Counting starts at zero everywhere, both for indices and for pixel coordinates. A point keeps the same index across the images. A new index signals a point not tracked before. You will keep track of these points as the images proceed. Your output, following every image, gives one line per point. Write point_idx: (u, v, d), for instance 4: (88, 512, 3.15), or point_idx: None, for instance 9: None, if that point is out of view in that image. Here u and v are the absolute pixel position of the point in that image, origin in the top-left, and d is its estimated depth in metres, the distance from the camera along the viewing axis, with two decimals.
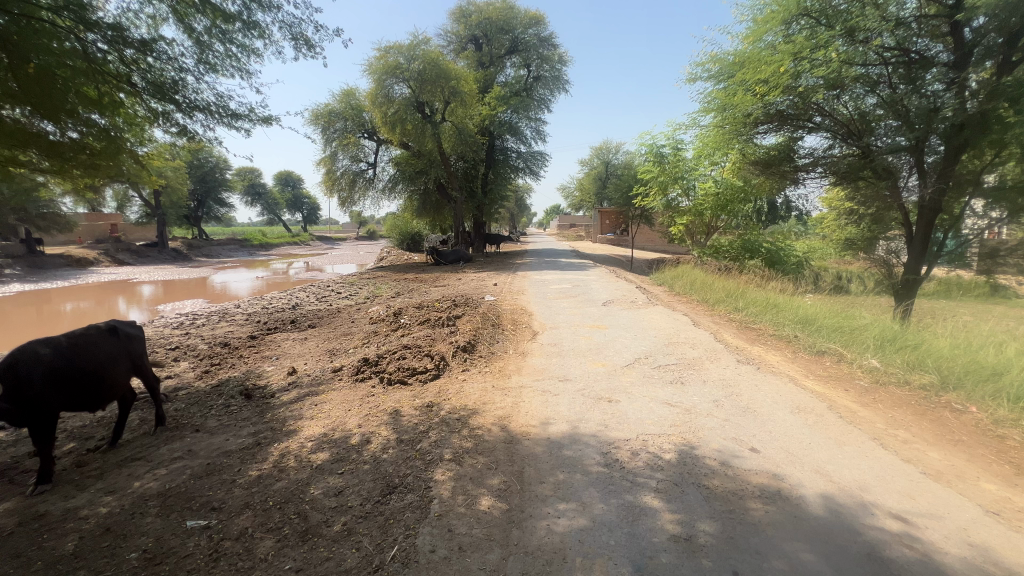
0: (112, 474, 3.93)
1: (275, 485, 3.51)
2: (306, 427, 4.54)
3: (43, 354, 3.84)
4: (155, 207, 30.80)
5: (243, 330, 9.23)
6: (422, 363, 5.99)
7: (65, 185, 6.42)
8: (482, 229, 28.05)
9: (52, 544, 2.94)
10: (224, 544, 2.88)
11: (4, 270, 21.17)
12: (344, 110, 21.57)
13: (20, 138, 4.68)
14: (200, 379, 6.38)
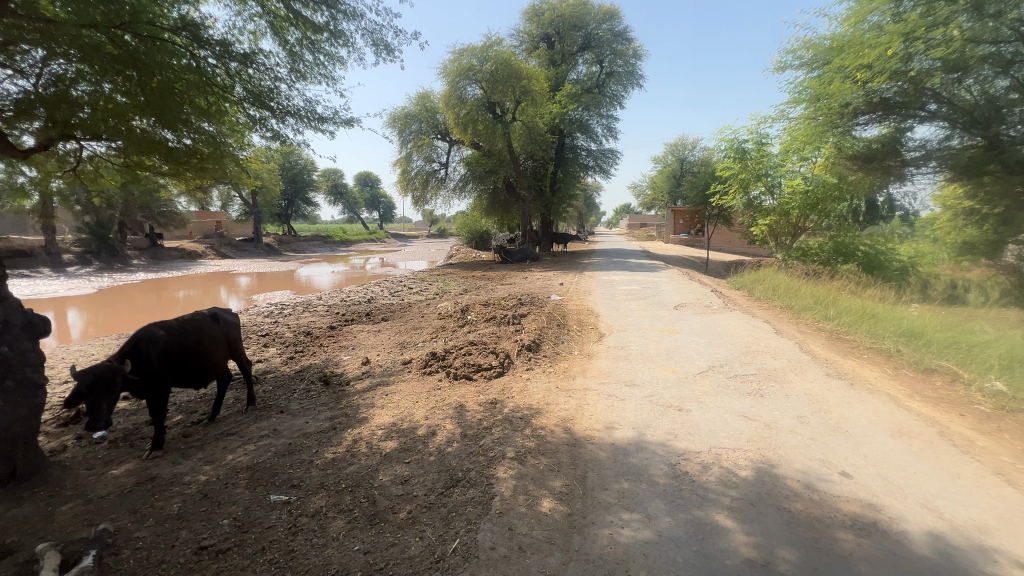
0: (210, 445, 4.36)
1: (348, 469, 3.71)
2: (377, 416, 4.76)
3: (159, 335, 4.32)
4: (253, 206, 34.00)
5: (324, 321, 9.91)
6: (487, 360, 6.07)
7: (181, 186, 7.25)
8: (550, 228, 28.02)
9: (162, 504, 3.32)
10: (302, 519, 3.09)
11: (133, 261, 24.39)
12: (419, 113, 22.46)
13: (145, 145, 5.34)
14: (286, 364, 6.93)
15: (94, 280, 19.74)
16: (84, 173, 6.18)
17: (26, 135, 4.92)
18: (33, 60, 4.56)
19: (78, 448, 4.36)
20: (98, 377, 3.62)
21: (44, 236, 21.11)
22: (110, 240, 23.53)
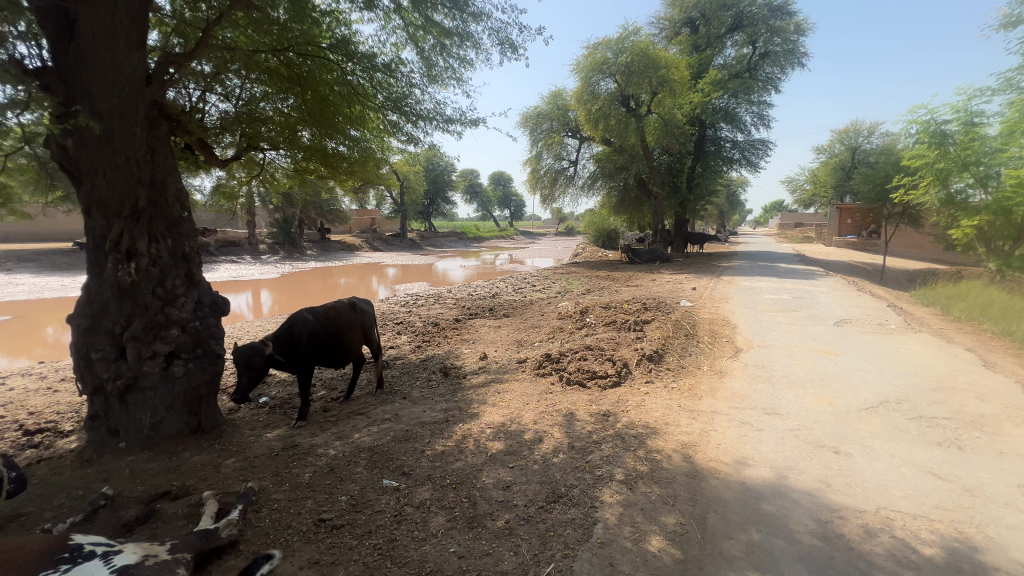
0: (342, 422, 4.81)
1: (454, 465, 3.76)
2: (487, 414, 4.79)
3: (309, 320, 4.90)
4: (400, 205, 37.75)
5: (450, 313, 10.49)
6: (602, 368, 5.75)
7: (337, 188, 8.22)
8: (685, 227, 26.09)
9: (297, 471, 3.72)
10: (407, 509, 3.19)
11: (307, 251, 28.85)
12: (551, 112, 22.59)
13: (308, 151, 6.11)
14: (414, 353, 7.43)
15: (279, 267, 23.76)
16: (266, 178, 7.33)
17: (225, 149, 5.97)
18: (232, 86, 5.50)
19: (247, 410, 5.17)
20: (249, 356, 4.24)
21: (247, 230, 26.06)
22: (292, 234, 28.11)
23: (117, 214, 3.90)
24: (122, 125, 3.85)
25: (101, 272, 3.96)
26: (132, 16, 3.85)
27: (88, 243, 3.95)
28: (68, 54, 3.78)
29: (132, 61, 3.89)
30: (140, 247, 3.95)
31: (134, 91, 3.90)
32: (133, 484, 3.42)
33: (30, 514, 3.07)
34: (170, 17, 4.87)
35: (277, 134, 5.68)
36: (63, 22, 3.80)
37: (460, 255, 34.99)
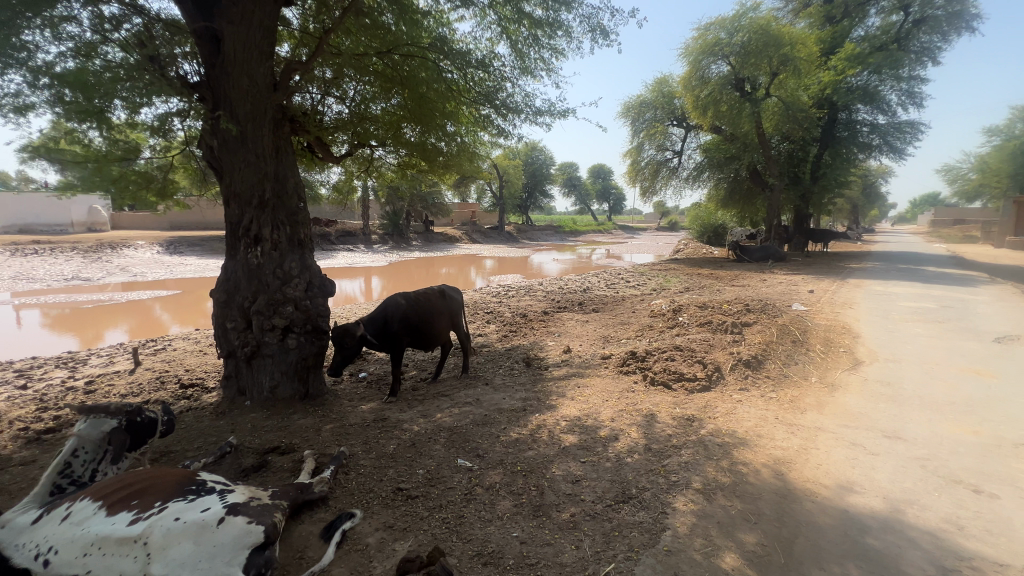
0: (428, 401, 5.12)
1: (526, 453, 3.81)
2: (564, 407, 4.77)
3: (401, 304, 5.29)
4: (499, 199, 38.80)
5: (539, 306, 10.57)
6: (691, 370, 5.40)
7: (437, 182, 8.69)
8: (806, 223, 23.34)
9: (384, 442, 4.04)
10: (477, 490, 3.30)
11: (412, 242, 30.88)
12: (655, 100, 21.54)
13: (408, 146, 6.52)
14: (500, 342, 7.62)
15: (388, 256, 25.82)
16: (375, 174, 7.99)
17: (340, 148, 6.62)
18: (346, 89, 6.06)
19: (348, 383, 5.73)
20: (348, 334, 4.71)
21: (362, 222, 28.66)
22: (400, 225, 30.35)
23: (248, 205, 4.55)
24: (253, 127, 4.46)
25: (235, 254, 4.64)
26: (264, 31, 4.41)
27: (226, 229, 4.64)
28: (216, 68, 4.46)
29: (262, 71, 4.46)
30: (265, 233, 4.60)
31: (264, 97, 4.48)
32: (252, 437, 3.98)
33: (177, 452, 3.73)
34: (298, 30, 5.51)
35: (384, 132, 6.17)
36: (212, 41, 4.47)
37: (555, 249, 35.06)
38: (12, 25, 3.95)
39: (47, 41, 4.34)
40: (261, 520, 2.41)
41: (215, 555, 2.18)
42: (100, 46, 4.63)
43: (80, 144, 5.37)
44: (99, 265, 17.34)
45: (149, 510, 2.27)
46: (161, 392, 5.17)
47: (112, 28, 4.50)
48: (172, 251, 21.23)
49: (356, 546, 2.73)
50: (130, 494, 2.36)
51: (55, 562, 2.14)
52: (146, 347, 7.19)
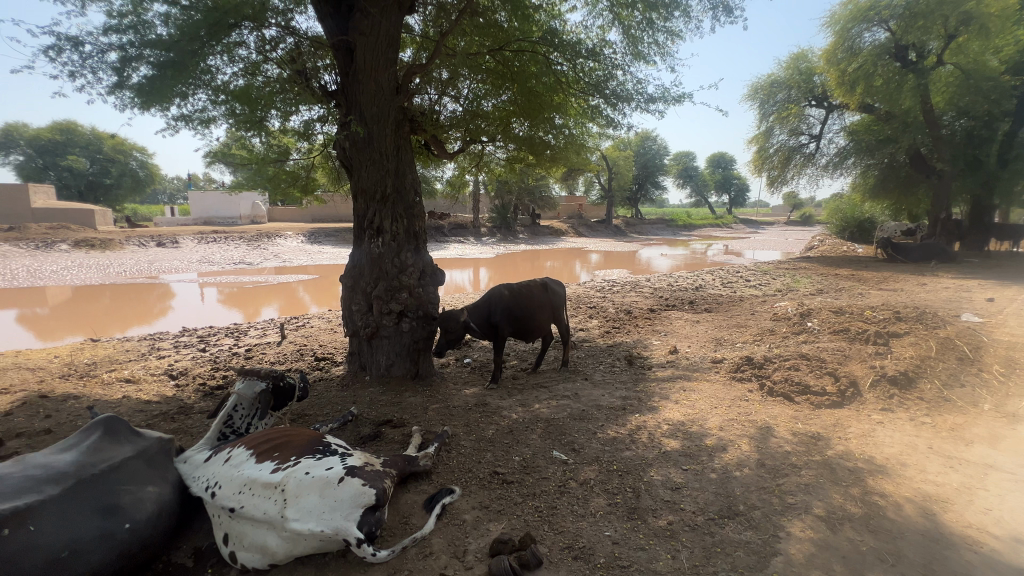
0: (527, 391, 5.21)
1: (624, 453, 3.71)
2: (667, 410, 4.53)
3: (504, 295, 5.49)
4: (608, 191, 37.86)
5: (646, 303, 10.15)
6: (819, 383, 4.80)
7: (544, 175, 8.74)
8: (988, 217, 19.15)
9: (484, 425, 4.21)
10: (571, 484, 3.30)
11: (520, 235, 31.57)
12: (789, 79, 19.39)
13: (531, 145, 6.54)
14: (602, 338, 7.49)
15: (496, 248, 26.73)
16: (485, 169, 8.28)
17: (454, 144, 6.97)
18: (461, 89, 6.36)
19: (454, 367, 6.07)
20: (454, 320, 5.01)
21: (473, 215, 29.99)
22: (508, 219, 31.20)
23: (372, 199, 5.02)
24: (379, 129, 4.90)
25: (360, 243, 5.16)
26: (389, 40, 4.81)
27: (353, 221, 5.16)
28: (349, 77, 4.97)
29: (387, 76, 4.88)
30: (386, 225, 5.04)
31: (387, 100, 4.90)
32: (370, 409, 4.43)
33: (310, 415, 4.29)
34: (419, 36, 5.91)
35: (494, 127, 6.37)
36: (346, 52, 4.99)
37: (666, 243, 33.27)
38: (200, 52, 4.78)
39: (225, 64, 5.21)
40: (374, 484, 2.64)
41: (335, 509, 2.48)
42: (263, 65, 5.43)
43: (247, 149, 6.37)
44: (260, 252, 20.53)
45: (287, 462, 2.65)
46: (300, 363, 5.98)
47: (271, 48, 5.25)
48: (314, 240, 24.30)
49: (454, 520, 2.90)
50: (273, 447, 2.78)
51: (219, 495, 2.60)
52: (291, 323, 8.35)
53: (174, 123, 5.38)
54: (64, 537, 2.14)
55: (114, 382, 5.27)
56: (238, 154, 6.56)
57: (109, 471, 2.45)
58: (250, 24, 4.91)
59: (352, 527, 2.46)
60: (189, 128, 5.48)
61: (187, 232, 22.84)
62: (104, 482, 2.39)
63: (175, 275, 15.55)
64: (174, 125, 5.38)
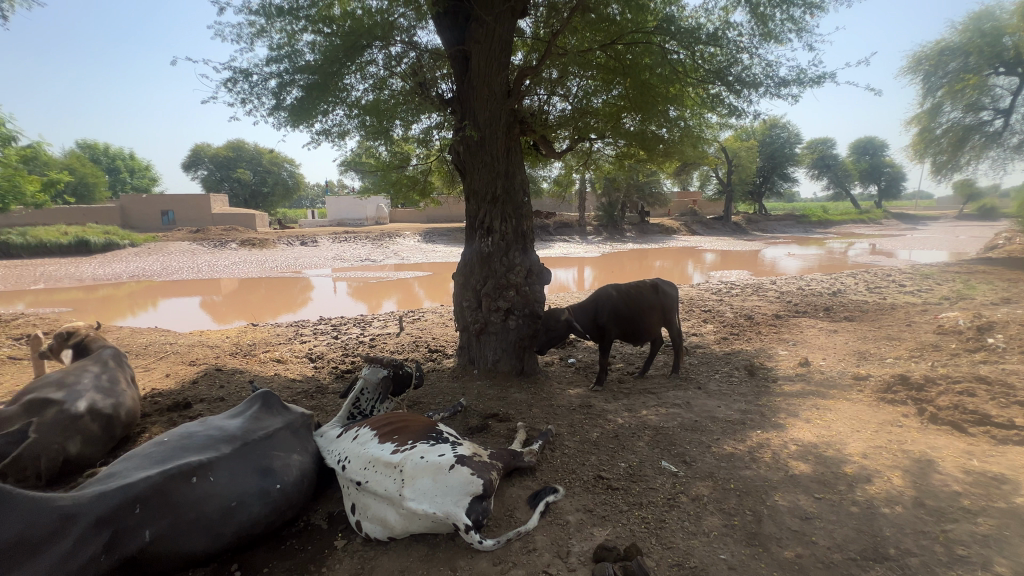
0: (634, 396, 5.03)
1: (742, 471, 3.39)
2: (795, 429, 4.05)
3: (612, 296, 5.41)
4: (726, 184, 35.00)
5: (770, 308, 9.19)
6: (1003, 413, 3.93)
7: (656, 170, 8.34)
8: None
9: (588, 427, 4.15)
10: (681, 498, 3.11)
11: (627, 234, 30.60)
12: (965, 44, 16.56)
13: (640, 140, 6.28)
14: (718, 344, 6.94)
15: (601, 247, 26.24)
16: (593, 167, 8.13)
17: (562, 143, 6.96)
18: (570, 87, 6.34)
19: (558, 366, 6.08)
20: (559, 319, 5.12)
21: (579, 213, 29.77)
22: (615, 217, 30.44)
23: (483, 200, 5.23)
24: (491, 132, 5.09)
25: (471, 243, 5.39)
26: (502, 45, 4.95)
27: (465, 222, 5.41)
28: (465, 84, 5.22)
29: (499, 81, 5.04)
30: (495, 225, 5.21)
31: (499, 104, 5.05)
32: (478, 401, 4.63)
33: (424, 403, 4.60)
34: (530, 38, 6.00)
35: (603, 124, 6.23)
36: (463, 61, 5.26)
37: (796, 242, 29.80)
38: (338, 72, 5.37)
39: (358, 82, 5.79)
40: (482, 474, 2.75)
41: (446, 494, 2.62)
42: (388, 80, 5.94)
43: (374, 157, 7.03)
44: (383, 250, 22.58)
45: (405, 445, 2.86)
46: (416, 353, 6.46)
47: (396, 64, 5.71)
48: (429, 239, 26.07)
49: (558, 520, 2.91)
50: (393, 431, 3.02)
51: (348, 468, 2.90)
52: (409, 316, 9.06)
53: (316, 137, 6.11)
54: (233, 490, 2.56)
55: (268, 361, 6.18)
56: (366, 163, 7.27)
57: (266, 439, 2.87)
58: (379, 43, 5.40)
59: (461, 513, 2.58)
60: (328, 141, 6.19)
61: (325, 232, 26.00)
62: (260, 448, 2.81)
63: (314, 270, 17.77)
64: (316, 139, 6.11)
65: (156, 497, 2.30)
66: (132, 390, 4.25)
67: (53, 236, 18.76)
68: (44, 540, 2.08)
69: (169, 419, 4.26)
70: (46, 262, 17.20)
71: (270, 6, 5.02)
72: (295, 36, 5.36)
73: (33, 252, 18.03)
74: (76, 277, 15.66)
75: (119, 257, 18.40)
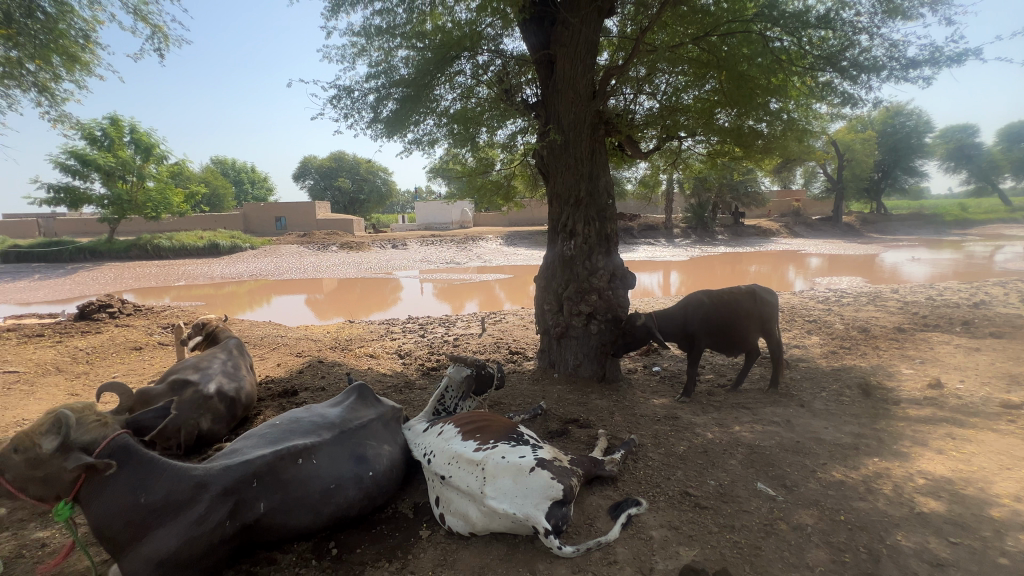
0: (725, 410, 4.70)
1: (855, 503, 3.02)
2: (923, 461, 3.53)
3: (704, 303, 5.12)
4: (836, 181, 31.57)
5: (891, 319, 8.11)
6: None
7: (754, 168, 7.73)
8: None
9: (673, 440, 3.94)
10: (780, 525, 2.84)
11: (718, 236, 28.78)
12: None
13: (736, 135, 5.85)
14: (825, 359, 6.27)
15: (689, 250, 24.91)
16: (682, 166, 7.74)
17: (649, 143, 6.71)
18: (658, 83, 6.10)
19: (641, 374, 5.86)
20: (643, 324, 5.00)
21: (666, 215, 28.55)
22: (705, 218, 28.76)
23: (566, 203, 5.20)
24: (575, 134, 5.05)
25: (553, 246, 5.38)
26: (588, 45, 4.89)
27: (548, 225, 5.41)
28: (550, 87, 5.23)
29: (585, 82, 4.98)
30: (578, 228, 5.15)
31: (583, 105, 5.00)
32: (557, 405, 4.60)
33: (505, 404, 4.67)
34: (617, 36, 5.87)
35: (694, 121, 5.86)
36: (548, 65, 5.29)
37: (924, 245, 26.03)
38: (430, 83, 5.65)
39: (447, 92, 6.02)
40: (561, 479, 2.71)
41: (526, 496, 2.62)
42: (475, 88, 6.10)
43: (461, 164, 7.32)
44: (466, 253, 23.36)
45: (486, 444, 2.90)
46: (497, 354, 6.60)
47: (483, 72, 5.88)
48: (510, 243, 26.52)
49: (640, 534, 2.79)
50: (476, 429, 3.09)
51: (433, 462, 3.02)
52: (491, 318, 9.28)
53: (409, 147, 6.47)
54: (333, 473, 2.78)
55: (362, 356, 6.66)
56: (453, 169, 7.57)
57: (361, 428, 3.08)
58: (467, 54, 5.59)
59: (541, 517, 2.57)
60: (419, 149, 6.53)
61: (413, 236, 27.48)
62: (356, 436, 3.02)
63: (404, 272, 18.87)
64: (408, 148, 6.47)
65: (270, 473, 2.57)
66: (251, 376, 4.79)
67: (192, 240, 21.84)
68: (184, 502, 2.41)
69: (280, 404, 4.78)
70: (187, 262, 20.06)
71: (370, 27, 5.41)
72: (391, 53, 5.73)
73: (177, 254, 21.12)
74: (209, 275, 18.09)
75: (242, 259, 20.94)
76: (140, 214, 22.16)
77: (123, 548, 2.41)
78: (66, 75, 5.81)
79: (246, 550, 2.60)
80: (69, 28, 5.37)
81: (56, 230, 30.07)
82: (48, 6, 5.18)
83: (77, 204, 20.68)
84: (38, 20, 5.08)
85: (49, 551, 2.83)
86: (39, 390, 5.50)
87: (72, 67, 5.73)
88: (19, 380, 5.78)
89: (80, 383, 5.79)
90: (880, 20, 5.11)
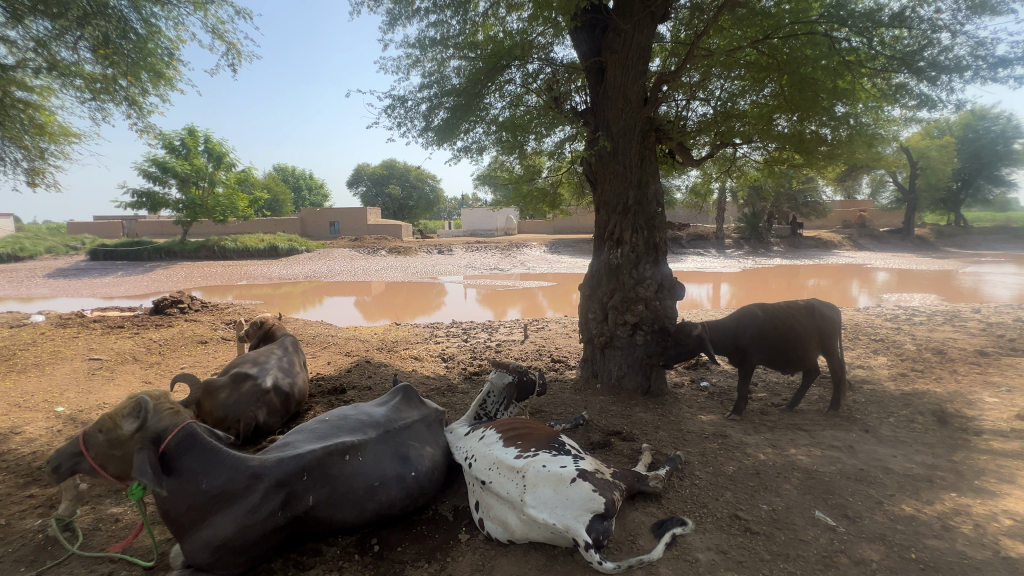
0: (780, 430, 4.44)
1: (928, 540, 2.77)
2: (1010, 500, 3.19)
3: (758, 316, 4.88)
4: (908, 190, 29.38)
5: (973, 341, 7.41)
6: None
7: (815, 176, 7.30)
8: None
9: (720, 459, 3.75)
10: (839, 557, 2.66)
11: (774, 248, 27.47)
12: None
13: (794, 142, 5.56)
14: (892, 381, 5.82)
15: (742, 262, 23.92)
16: (736, 174, 7.42)
17: (701, 150, 6.52)
18: (713, 88, 5.92)
19: (689, 389, 5.64)
20: (687, 333, 4.88)
21: (717, 225, 27.53)
22: (759, 227, 27.46)
23: (614, 211, 5.13)
24: (625, 140, 4.98)
25: (599, 254, 5.31)
26: (640, 52, 4.83)
27: (594, 232, 5.35)
28: (599, 94, 5.20)
29: (635, 89, 4.91)
30: (626, 236, 5.05)
31: (632, 111, 4.92)
32: (600, 416, 4.51)
33: (547, 411, 4.64)
34: (670, 42, 5.78)
35: (751, 127, 5.51)
36: (598, 72, 5.28)
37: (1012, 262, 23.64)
38: (480, 92, 5.74)
39: (496, 100, 6.05)
40: (604, 493, 2.64)
41: (566, 507, 2.57)
42: (524, 96, 6.14)
43: (506, 171, 7.42)
44: (510, 260, 23.43)
45: (528, 452, 2.88)
46: (539, 362, 6.57)
47: (533, 80, 5.95)
48: (554, 251, 26.39)
49: (685, 556, 2.68)
50: (518, 436, 3.08)
51: (474, 466, 3.02)
52: (533, 324, 9.28)
53: (458, 154, 6.58)
54: (377, 471, 2.84)
55: (408, 357, 6.83)
56: (499, 176, 7.62)
57: (405, 429, 3.14)
58: (517, 62, 5.69)
59: (581, 530, 2.51)
60: (468, 156, 6.62)
61: (458, 242, 27.88)
62: (401, 436, 3.08)
63: (448, 277, 19.27)
64: (458, 155, 6.59)
65: (319, 468, 2.66)
66: (304, 373, 5.00)
67: (253, 242, 23.21)
68: (240, 491, 2.53)
69: (329, 401, 4.97)
70: (249, 262, 21.34)
71: (425, 39, 5.58)
72: (443, 63, 5.89)
73: (240, 255, 22.55)
74: (268, 275, 19.19)
75: (298, 261, 22.06)
76: (209, 218, 23.83)
77: (186, 531, 2.57)
78: (152, 89, 6.34)
79: (297, 539, 2.72)
80: (157, 47, 5.87)
81: (136, 231, 32.78)
82: (140, 27, 5.69)
83: (156, 207, 22.52)
84: (131, 40, 5.58)
85: (122, 526, 3.07)
86: (118, 376, 6.02)
87: (157, 83, 6.23)
88: (102, 366, 6.35)
89: (152, 372, 6.27)
90: (964, 17, 4.75)
